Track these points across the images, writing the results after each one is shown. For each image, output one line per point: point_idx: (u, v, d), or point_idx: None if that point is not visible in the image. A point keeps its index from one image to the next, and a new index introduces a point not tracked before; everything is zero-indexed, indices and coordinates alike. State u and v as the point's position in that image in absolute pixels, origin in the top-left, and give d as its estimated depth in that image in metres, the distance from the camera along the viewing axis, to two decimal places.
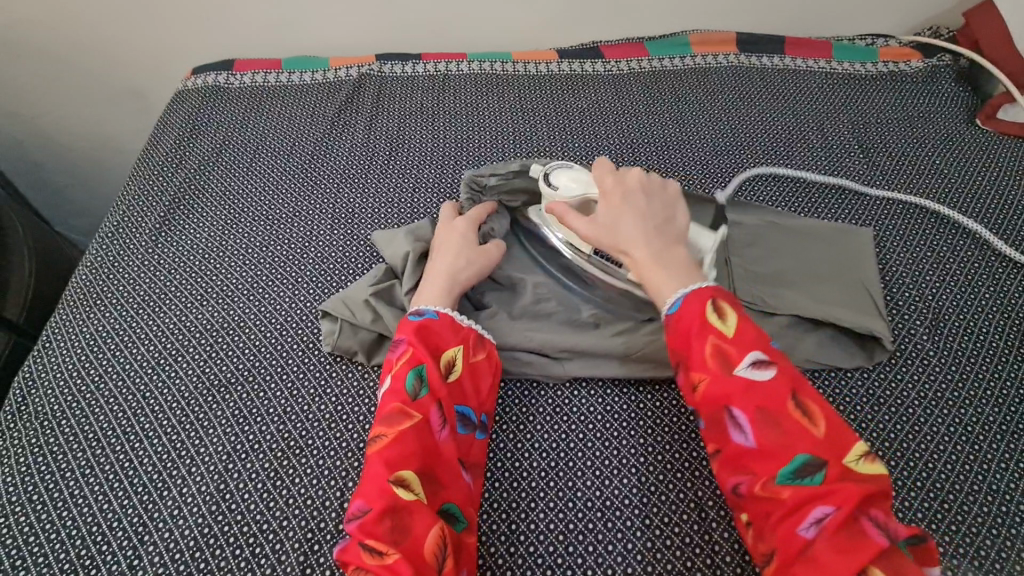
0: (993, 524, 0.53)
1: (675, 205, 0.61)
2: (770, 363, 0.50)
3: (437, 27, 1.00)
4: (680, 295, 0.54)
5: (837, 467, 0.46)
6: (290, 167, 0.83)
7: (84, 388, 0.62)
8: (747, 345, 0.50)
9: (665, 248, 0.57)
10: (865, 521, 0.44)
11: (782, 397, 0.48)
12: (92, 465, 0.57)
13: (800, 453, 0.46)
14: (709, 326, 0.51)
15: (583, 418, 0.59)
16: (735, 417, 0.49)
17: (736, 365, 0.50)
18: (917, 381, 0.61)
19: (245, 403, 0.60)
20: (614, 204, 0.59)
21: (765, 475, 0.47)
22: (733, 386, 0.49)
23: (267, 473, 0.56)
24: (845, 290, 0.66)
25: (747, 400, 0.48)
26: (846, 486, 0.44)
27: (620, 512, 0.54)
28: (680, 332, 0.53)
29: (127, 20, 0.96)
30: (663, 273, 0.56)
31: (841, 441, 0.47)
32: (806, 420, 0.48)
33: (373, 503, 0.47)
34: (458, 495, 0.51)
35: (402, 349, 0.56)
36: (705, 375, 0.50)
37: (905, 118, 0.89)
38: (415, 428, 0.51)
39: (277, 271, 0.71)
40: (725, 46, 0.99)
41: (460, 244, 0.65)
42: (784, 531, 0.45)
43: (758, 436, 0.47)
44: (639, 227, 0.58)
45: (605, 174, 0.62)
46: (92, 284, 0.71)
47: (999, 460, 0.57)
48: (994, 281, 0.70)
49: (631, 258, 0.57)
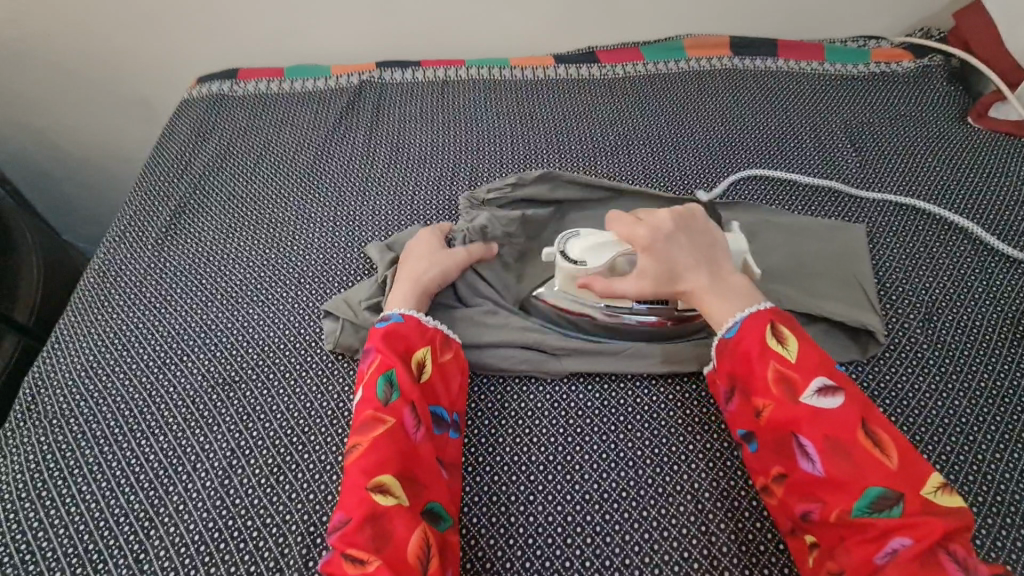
0: (988, 513, 0.54)
1: (711, 229, 0.63)
2: (838, 391, 0.52)
3: (435, 35, 1.02)
4: (738, 318, 0.58)
5: (915, 499, 0.47)
6: (293, 172, 0.84)
7: (92, 388, 0.63)
8: (811, 372, 0.53)
9: (717, 277, 0.60)
10: (945, 555, 0.44)
11: (853, 425, 0.50)
12: (100, 462, 0.58)
13: (873, 483, 0.48)
14: (774, 353, 0.54)
15: (581, 412, 0.60)
16: (803, 444, 0.51)
17: (804, 393, 0.52)
18: (912, 373, 0.62)
19: (249, 402, 0.62)
20: (656, 253, 0.60)
21: (839, 503, 0.48)
22: (802, 412, 0.51)
23: (270, 469, 0.57)
24: (840, 285, 0.68)
25: (816, 427, 0.50)
26: (927, 518, 0.46)
27: (618, 504, 0.54)
28: (743, 359, 0.56)
29: (134, 32, 0.99)
30: (724, 304, 0.59)
31: (917, 471, 0.48)
32: (879, 450, 0.49)
33: (352, 513, 0.49)
34: (439, 494, 0.52)
35: (372, 357, 0.58)
36: (771, 401, 0.53)
37: (897, 117, 0.90)
38: (389, 433, 0.52)
39: (281, 273, 0.73)
40: (719, 50, 1.00)
41: (425, 249, 0.67)
42: (861, 556, 0.46)
43: (828, 464, 0.49)
44: (688, 263, 0.60)
45: (630, 225, 0.62)
46: (101, 287, 0.73)
47: (994, 451, 0.57)
48: (987, 275, 0.71)
49: (689, 294, 0.60)
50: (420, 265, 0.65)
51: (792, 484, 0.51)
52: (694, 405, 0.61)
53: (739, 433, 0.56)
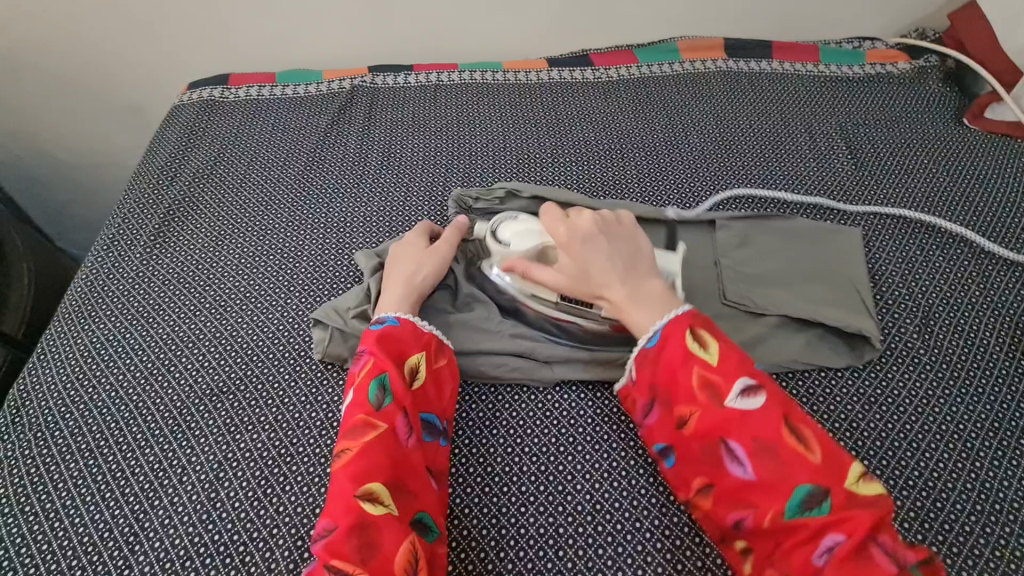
0: (988, 523, 0.53)
1: (636, 236, 0.61)
2: (759, 391, 0.50)
3: (428, 39, 1.01)
4: (658, 326, 0.55)
5: (841, 494, 0.46)
6: (284, 178, 0.84)
7: (77, 400, 0.62)
8: (734, 374, 0.50)
9: (637, 283, 0.58)
10: (875, 547, 0.44)
11: (777, 425, 0.48)
12: (84, 476, 0.57)
13: (801, 482, 0.46)
14: (695, 357, 0.52)
15: (573, 421, 0.60)
16: (730, 449, 0.49)
17: (727, 397, 0.50)
18: (909, 380, 0.61)
19: (236, 413, 0.61)
20: (572, 250, 0.60)
21: (771, 507, 0.47)
22: (727, 417, 0.49)
23: (257, 481, 0.56)
24: (835, 291, 0.67)
25: (742, 431, 0.49)
26: (855, 514, 0.45)
27: (610, 515, 0.53)
28: (666, 364, 0.53)
29: (125, 38, 0.98)
30: (639, 310, 0.56)
31: (839, 463, 0.47)
32: (803, 447, 0.47)
33: (338, 520, 0.47)
34: (429, 504, 0.51)
35: (364, 359, 0.56)
36: (697, 407, 0.51)
37: (893, 119, 0.89)
38: (381, 439, 0.51)
39: (269, 281, 0.72)
40: (713, 51, 1.00)
41: (411, 249, 0.67)
42: (797, 560, 0.45)
43: (757, 468, 0.48)
44: (608, 267, 0.58)
45: (556, 221, 0.62)
46: (87, 296, 0.72)
47: (992, 458, 0.56)
48: (984, 278, 0.70)
49: (609, 300, 0.58)
50: (411, 267, 0.65)
51: (723, 492, 0.49)
52: None
53: (657, 449, 0.55)
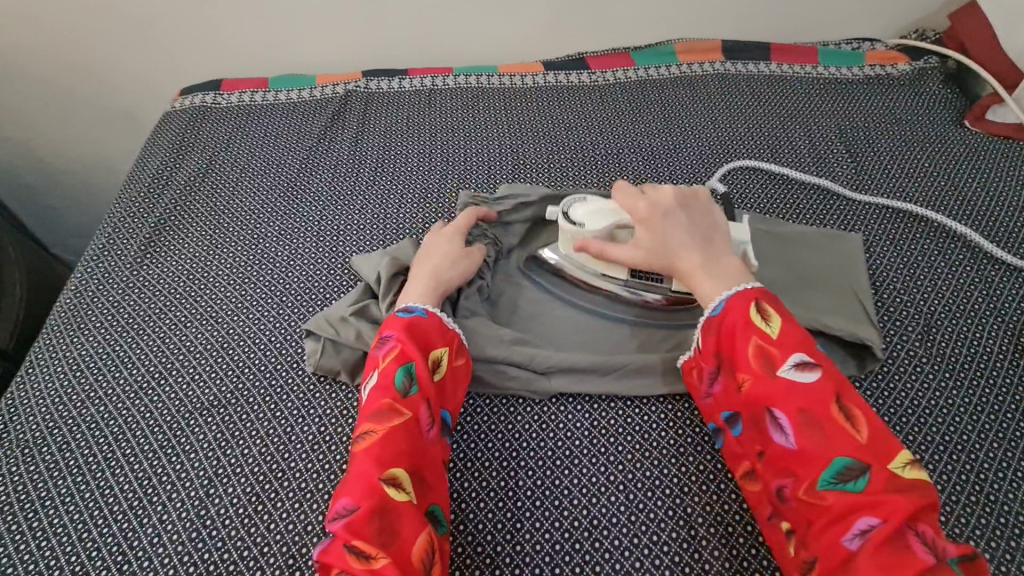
0: (993, 536, 0.51)
1: (711, 210, 0.61)
2: (816, 366, 0.49)
3: (423, 43, 1.00)
4: (725, 296, 0.55)
5: (884, 476, 0.44)
6: (277, 185, 0.83)
7: (66, 415, 0.61)
8: (791, 347, 0.50)
9: (713, 256, 0.57)
10: (914, 536, 0.41)
11: (829, 399, 0.47)
12: (72, 493, 0.56)
13: (843, 456, 0.45)
14: (754, 327, 0.51)
15: (570, 434, 0.58)
16: (776, 417, 0.48)
17: (780, 367, 0.49)
18: (911, 389, 0.60)
19: (227, 427, 0.60)
20: (651, 225, 0.59)
21: (807, 477, 0.46)
22: (777, 387, 0.49)
23: (248, 498, 0.55)
24: (836, 298, 0.65)
25: (789, 402, 0.48)
26: (895, 499, 0.43)
27: (609, 531, 0.52)
28: (726, 332, 0.53)
29: (117, 44, 0.97)
30: (718, 283, 0.56)
31: (887, 445, 0.46)
32: (851, 424, 0.46)
33: (360, 502, 0.46)
34: (442, 498, 0.50)
35: (391, 344, 0.55)
36: (748, 375, 0.50)
37: (893, 121, 0.88)
38: (405, 426, 0.50)
39: (262, 290, 0.71)
40: (711, 54, 0.99)
41: (447, 244, 0.65)
42: (828, 540, 0.44)
43: (799, 437, 0.47)
44: (686, 241, 0.58)
45: (632, 195, 0.61)
46: (77, 307, 0.71)
47: (998, 470, 0.55)
48: (987, 284, 0.69)
49: (686, 273, 0.58)
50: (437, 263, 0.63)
51: (765, 457, 0.49)
52: (686, 426, 0.59)
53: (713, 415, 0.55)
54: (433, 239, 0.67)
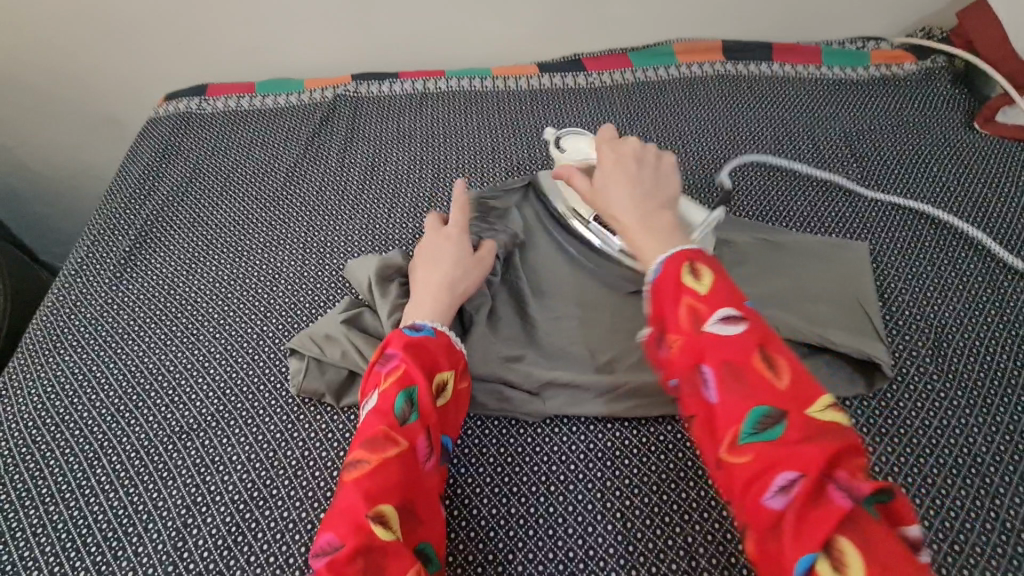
0: (1011, 566, 0.49)
1: (670, 175, 0.59)
2: (740, 318, 0.44)
3: (414, 46, 0.97)
4: (660, 260, 0.49)
5: (805, 427, 0.40)
6: (262, 194, 0.80)
7: (40, 440, 0.59)
8: (718, 301, 0.45)
9: (654, 211, 0.54)
10: (832, 484, 0.38)
11: (750, 348, 0.43)
12: (44, 524, 0.54)
13: (761, 405, 0.41)
14: (685, 287, 0.46)
15: (565, 458, 0.56)
16: (700, 375, 0.44)
17: (704, 322, 0.45)
18: (921, 408, 0.58)
19: (207, 452, 0.57)
20: (606, 177, 0.57)
21: (727, 435, 0.42)
22: (698, 343, 0.44)
23: (227, 528, 0.53)
24: (844, 312, 0.63)
25: (710, 357, 0.43)
26: (813, 449, 0.38)
27: (605, 563, 0.50)
28: (655, 295, 0.48)
29: (101, 49, 0.95)
30: (650, 235, 0.51)
31: (808, 390, 0.42)
32: (772, 372, 0.42)
33: (347, 539, 0.42)
34: (434, 534, 0.47)
35: (394, 365, 0.52)
36: (676, 334, 0.46)
37: (900, 123, 0.85)
38: (401, 458, 0.47)
39: (245, 306, 0.68)
40: (711, 54, 0.96)
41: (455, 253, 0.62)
42: (749, 503, 0.39)
43: (721, 391, 0.42)
44: (631, 194, 0.55)
45: (606, 141, 0.62)
46: (53, 324, 0.68)
47: (1015, 494, 0.52)
48: (999, 294, 0.66)
49: (621, 223, 0.54)
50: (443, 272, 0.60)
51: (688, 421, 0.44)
52: (686, 449, 0.56)
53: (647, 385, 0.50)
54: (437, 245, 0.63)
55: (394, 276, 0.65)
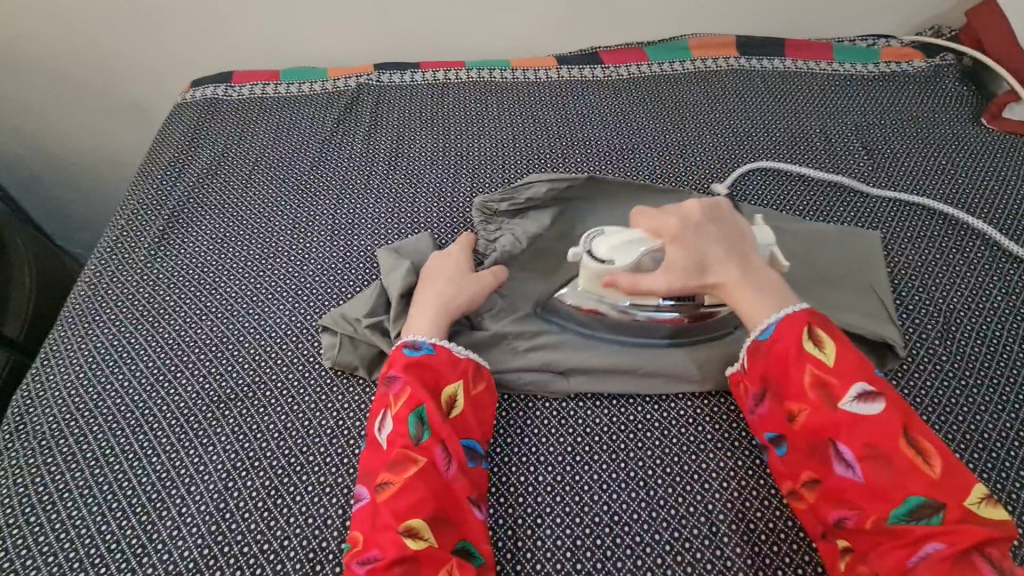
0: (1016, 534, 0.51)
1: (737, 220, 0.61)
2: (879, 397, 0.50)
3: (434, 38, 0.99)
4: (776, 318, 0.55)
5: (954, 506, 0.46)
6: (289, 178, 0.82)
7: (82, 407, 0.61)
8: (851, 377, 0.50)
9: (752, 269, 0.58)
10: (983, 561, 0.44)
11: (894, 431, 0.48)
12: (90, 485, 0.56)
13: (911, 489, 0.47)
14: (812, 357, 0.52)
15: (590, 430, 0.58)
16: (840, 451, 0.49)
17: (841, 399, 0.50)
18: (932, 386, 0.60)
19: (244, 421, 0.60)
20: (684, 241, 0.58)
21: (875, 510, 0.47)
22: (839, 419, 0.49)
23: (267, 492, 0.55)
24: (858, 296, 0.65)
25: (853, 434, 0.49)
26: (964, 527, 0.45)
27: (629, 527, 0.52)
28: (779, 360, 0.53)
29: (125, 35, 0.96)
30: (756, 295, 0.56)
31: (957, 477, 0.47)
32: (921, 458, 0.47)
33: (384, 552, 0.47)
34: (473, 531, 0.50)
35: (400, 387, 0.55)
36: (806, 406, 0.51)
37: (910, 118, 0.88)
38: (422, 473, 0.50)
39: (277, 284, 0.70)
40: (725, 50, 0.98)
41: (455, 271, 0.64)
42: (893, 564, 0.46)
43: (866, 469, 0.48)
44: (719, 255, 0.58)
45: (655, 222, 0.59)
46: (92, 300, 0.70)
47: (1020, 469, 0.55)
48: (1006, 282, 0.69)
49: (730, 289, 0.57)
50: (440, 286, 0.62)
51: (826, 490, 0.50)
52: (706, 422, 0.58)
53: (766, 437, 0.55)
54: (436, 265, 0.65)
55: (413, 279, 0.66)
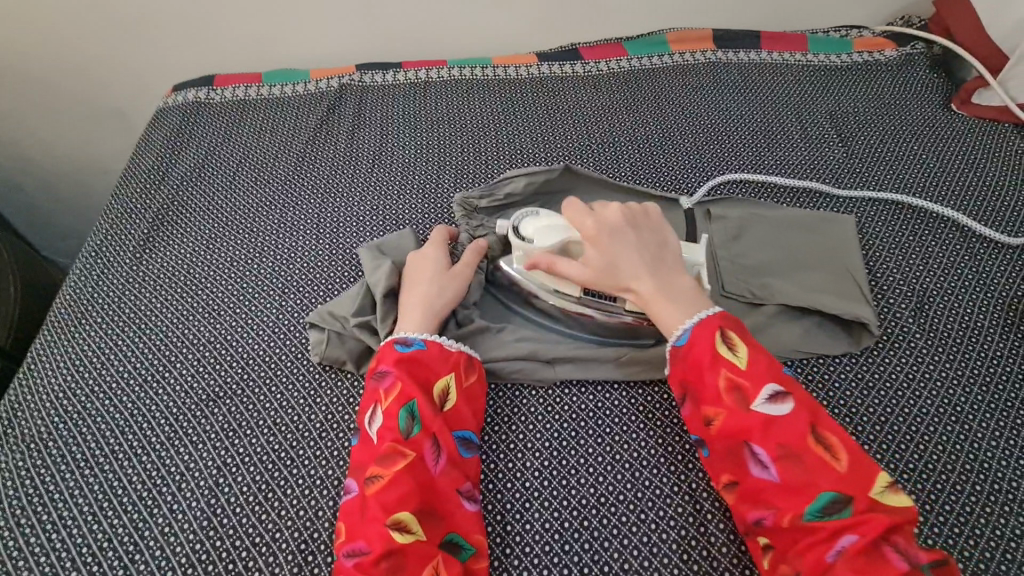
0: (987, 502, 0.53)
1: (661, 228, 0.62)
2: (787, 397, 0.51)
3: (416, 36, 1.00)
4: (687, 326, 0.55)
5: (863, 499, 0.46)
6: (274, 179, 0.83)
7: (71, 409, 0.61)
8: (760, 379, 0.51)
9: (666, 279, 0.58)
10: (889, 548, 0.44)
11: (803, 429, 0.49)
12: (80, 486, 0.56)
13: (824, 485, 0.47)
14: (724, 360, 0.53)
15: (576, 416, 0.59)
16: (755, 452, 0.49)
17: (752, 401, 0.51)
18: (905, 363, 0.62)
19: (234, 417, 0.60)
20: (600, 244, 0.58)
21: (790, 509, 0.47)
22: (751, 421, 0.50)
23: (258, 486, 0.56)
24: (832, 278, 0.67)
25: (766, 435, 0.49)
26: (874, 518, 0.45)
27: (615, 508, 0.54)
28: (693, 366, 0.54)
29: (105, 41, 0.96)
30: (672, 304, 0.57)
31: (865, 470, 0.47)
32: (829, 453, 0.48)
33: (372, 544, 0.47)
34: (462, 524, 0.51)
35: (391, 382, 0.55)
36: (722, 410, 0.51)
37: (883, 106, 0.90)
38: (411, 468, 0.51)
39: (263, 283, 0.71)
40: (702, 43, 1.00)
41: (437, 268, 0.64)
42: (811, 561, 0.46)
43: (779, 468, 0.48)
44: (635, 261, 0.58)
45: (580, 215, 0.61)
46: (77, 303, 0.70)
47: (992, 440, 0.57)
48: (977, 262, 0.71)
49: (638, 292, 0.57)
50: (424, 285, 0.63)
51: (744, 492, 0.49)
52: None
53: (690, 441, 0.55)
54: (420, 262, 0.65)
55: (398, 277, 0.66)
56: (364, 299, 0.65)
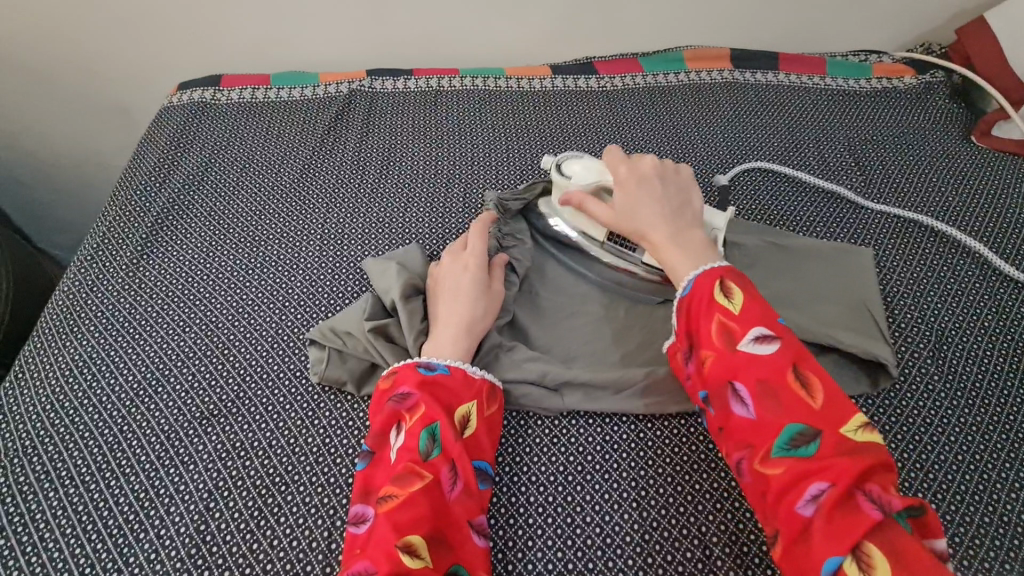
0: (1008, 559, 0.51)
1: (688, 186, 0.62)
2: (774, 338, 0.48)
3: (428, 43, 0.98)
4: (693, 275, 0.54)
5: (835, 439, 0.44)
6: (278, 185, 0.81)
7: (58, 423, 0.59)
8: (750, 320, 0.49)
9: (682, 226, 0.58)
10: (863, 496, 0.42)
11: (784, 368, 0.47)
12: (64, 506, 0.54)
13: (796, 423, 0.45)
14: (716, 303, 0.51)
15: (582, 449, 0.57)
16: (734, 391, 0.48)
17: (739, 341, 0.49)
18: (923, 406, 0.60)
19: (228, 437, 0.58)
20: (628, 189, 0.60)
21: (762, 447, 0.46)
22: (735, 359, 0.48)
23: (250, 512, 0.53)
24: (850, 315, 0.65)
25: (748, 373, 0.48)
26: (842, 462, 0.43)
27: (622, 550, 0.52)
28: (690, 306, 0.53)
29: (112, 36, 0.94)
30: (685, 253, 0.56)
31: (841, 412, 0.45)
32: (806, 393, 0.46)
33: (376, 564, 0.44)
34: (471, 559, 0.48)
35: (414, 403, 0.53)
36: (710, 352, 0.50)
37: (901, 134, 0.88)
38: (426, 491, 0.48)
39: (263, 296, 0.69)
40: (719, 62, 0.98)
41: (466, 287, 0.62)
42: (783, 509, 0.44)
43: (758, 406, 0.47)
44: (655, 208, 0.58)
45: (617, 159, 0.63)
46: (71, 309, 0.68)
47: (1011, 491, 0.55)
48: (996, 302, 0.69)
49: (652, 239, 0.57)
50: (452, 305, 0.60)
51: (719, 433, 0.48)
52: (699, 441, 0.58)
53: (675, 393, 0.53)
54: (447, 278, 0.63)
55: (417, 291, 0.64)
56: (380, 312, 0.63)
